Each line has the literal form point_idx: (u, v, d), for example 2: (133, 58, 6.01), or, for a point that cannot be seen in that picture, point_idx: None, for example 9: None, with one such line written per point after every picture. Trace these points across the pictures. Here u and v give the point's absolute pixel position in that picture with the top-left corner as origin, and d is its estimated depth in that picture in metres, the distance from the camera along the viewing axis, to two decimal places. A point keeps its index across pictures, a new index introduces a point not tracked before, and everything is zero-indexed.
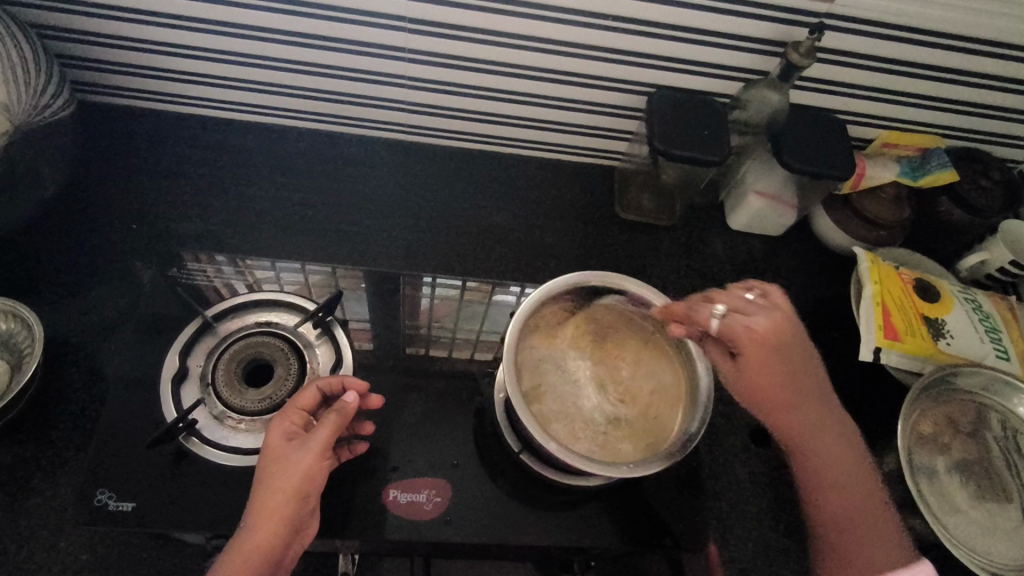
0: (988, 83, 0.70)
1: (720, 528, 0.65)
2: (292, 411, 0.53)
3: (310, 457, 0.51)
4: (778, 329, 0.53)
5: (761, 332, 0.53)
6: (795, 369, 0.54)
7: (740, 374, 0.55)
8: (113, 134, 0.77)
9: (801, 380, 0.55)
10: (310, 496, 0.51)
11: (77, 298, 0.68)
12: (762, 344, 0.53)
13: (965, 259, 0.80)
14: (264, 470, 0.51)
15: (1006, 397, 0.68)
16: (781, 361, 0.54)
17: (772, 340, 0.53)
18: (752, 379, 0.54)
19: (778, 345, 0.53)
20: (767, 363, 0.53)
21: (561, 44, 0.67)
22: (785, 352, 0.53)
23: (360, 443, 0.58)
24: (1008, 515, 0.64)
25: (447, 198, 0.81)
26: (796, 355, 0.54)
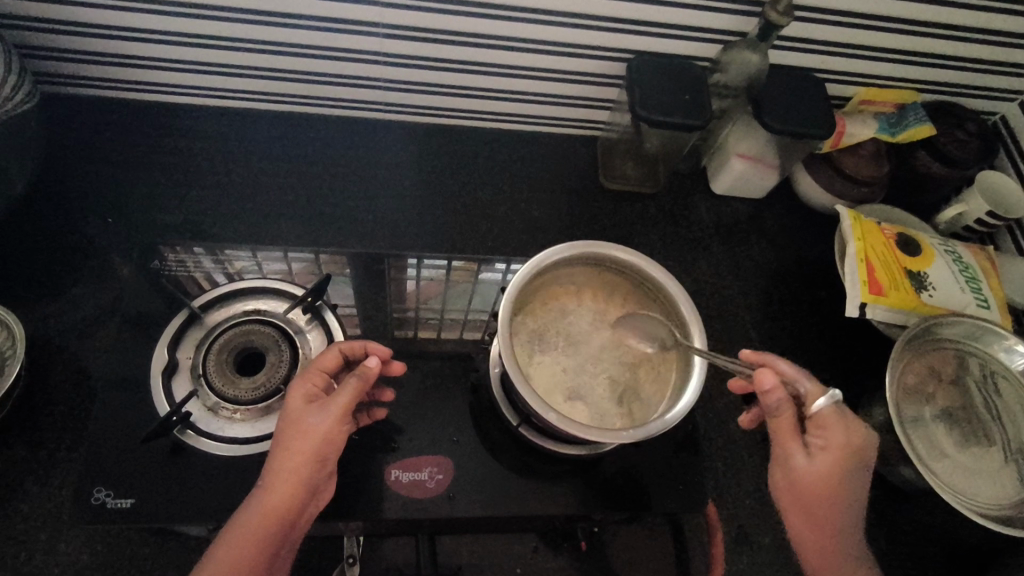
0: (962, 35, 0.71)
1: (718, 487, 0.67)
2: (314, 373, 0.53)
3: (330, 420, 0.50)
4: (852, 455, 0.51)
5: (835, 452, 0.51)
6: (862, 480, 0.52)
7: (811, 470, 0.51)
8: (81, 125, 0.74)
9: (850, 516, 0.53)
10: (327, 460, 0.51)
11: (55, 296, 0.66)
12: (839, 462, 0.51)
13: (944, 212, 0.81)
14: (282, 432, 0.51)
15: (988, 343, 0.70)
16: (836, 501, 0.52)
17: (850, 466, 0.51)
18: (807, 484, 0.52)
19: (838, 473, 0.51)
20: (828, 501, 0.52)
21: (537, 12, 0.66)
22: (844, 478, 0.51)
23: (379, 410, 0.59)
24: (992, 457, 0.66)
25: (429, 176, 0.80)
26: (859, 476, 0.52)
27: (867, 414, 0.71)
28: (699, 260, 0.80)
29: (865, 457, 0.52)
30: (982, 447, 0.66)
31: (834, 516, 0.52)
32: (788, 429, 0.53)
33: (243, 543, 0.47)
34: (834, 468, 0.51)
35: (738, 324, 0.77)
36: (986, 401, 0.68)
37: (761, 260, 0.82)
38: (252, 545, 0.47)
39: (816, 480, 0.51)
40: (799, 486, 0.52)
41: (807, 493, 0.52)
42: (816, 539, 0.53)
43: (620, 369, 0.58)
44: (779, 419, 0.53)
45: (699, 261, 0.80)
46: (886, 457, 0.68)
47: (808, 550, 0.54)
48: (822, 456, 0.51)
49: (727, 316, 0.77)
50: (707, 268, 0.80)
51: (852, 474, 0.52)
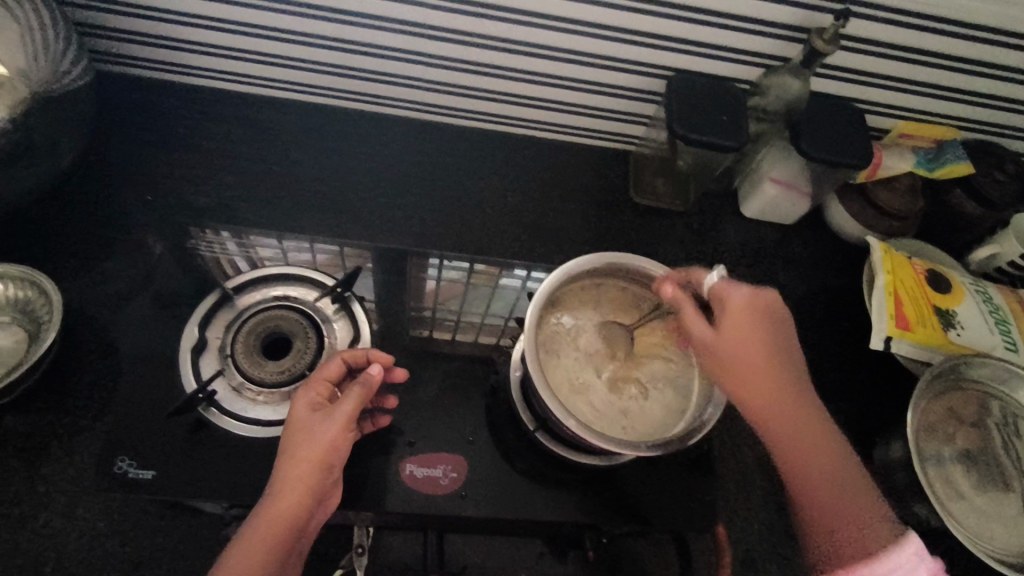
0: (1008, 76, 0.70)
1: (729, 509, 0.66)
2: (318, 383, 0.54)
3: (336, 427, 0.52)
4: (760, 303, 0.53)
5: (744, 302, 0.53)
6: (784, 328, 0.54)
7: (726, 323, 0.53)
8: (129, 103, 0.76)
9: (785, 364, 0.53)
10: (333, 467, 0.52)
11: (92, 268, 0.68)
12: (748, 309, 0.53)
13: (976, 253, 0.81)
14: (289, 441, 0.52)
15: (1013, 387, 0.69)
16: (759, 339, 0.52)
17: (761, 311, 0.53)
18: (737, 338, 0.52)
19: (747, 319, 0.53)
20: (746, 351, 0.52)
21: (584, 25, 0.67)
22: (762, 327, 0.53)
23: (383, 417, 0.59)
24: (1011, 502, 0.65)
25: (462, 178, 0.80)
26: (775, 324, 0.53)
27: (885, 449, 0.70)
28: None
29: (772, 308, 0.54)
30: (1001, 491, 0.65)
31: (759, 358, 0.52)
32: (692, 311, 0.55)
33: (252, 550, 0.47)
34: (741, 314, 0.53)
35: None
36: (1008, 446, 0.67)
37: (787, 286, 0.81)
38: (261, 553, 0.47)
39: (738, 333, 0.52)
40: (726, 351, 0.52)
41: (735, 353, 0.52)
42: (760, 402, 0.51)
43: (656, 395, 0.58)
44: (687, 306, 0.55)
45: None
46: (902, 494, 0.67)
47: (749, 409, 0.52)
48: (733, 307, 0.53)
49: None
50: None
51: (760, 314, 0.53)
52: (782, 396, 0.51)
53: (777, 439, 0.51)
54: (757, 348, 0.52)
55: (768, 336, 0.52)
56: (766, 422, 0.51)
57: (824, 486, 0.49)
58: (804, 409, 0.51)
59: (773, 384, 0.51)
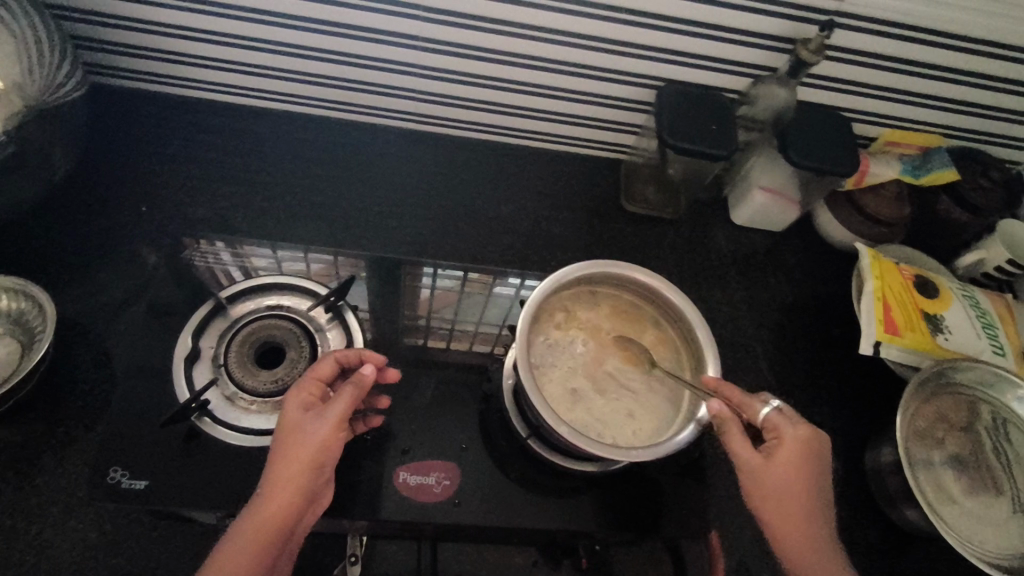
0: (991, 84, 0.72)
1: (723, 516, 0.66)
2: (310, 382, 0.54)
3: (327, 427, 0.51)
4: (815, 440, 0.53)
5: (798, 440, 0.52)
6: (826, 466, 0.53)
7: (781, 462, 0.51)
8: (123, 115, 0.77)
9: (821, 506, 0.52)
10: (325, 467, 0.52)
11: (85, 279, 0.68)
12: (802, 449, 0.52)
13: (964, 258, 0.82)
14: (280, 440, 0.51)
15: (1001, 392, 0.70)
16: (808, 484, 0.52)
17: (812, 451, 0.52)
18: (784, 470, 0.51)
19: (802, 459, 0.52)
20: (800, 486, 0.51)
21: (576, 37, 0.68)
22: (809, 464, 0.52)
23: (376, 417, 0.60)
24: (1001, 505, 0.65)
25: (456, 187, 0.81)
26: (824, 466, 0.53)
27: (876, 453, 0.70)
28: (715, 287, 0.81)
29: (823, 447, 0.53)
30: (990, 495, 0.66)
31: (809, 498, 0.51)
32: (742, 441, 0.52)
33: (240, 551, 0.47)
34: (799, 457, 0.52)
35: (752, 355, 0.77)
36: (996, 450, 0.68)
37: (777, 293, 0.82)
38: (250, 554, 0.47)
39: (790, 465, 0.51)
40: (773, 479, 0.51)
41: (779, 483, 0.51)
42: (800, 544, 0.51)
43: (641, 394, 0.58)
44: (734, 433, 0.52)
45: (715, 289, 0.81)
46: (893, 498, 0.68)
47: (788, 541, 0.51)
48: (786, 444, 0.52)
49: (741, 345, 0.77)
50: (723, 295, 0.81)
51: (816, 458, 0.52)
52: (824, 536, 0.51)
53: (806, 571, 0.51)
54: (804, 490, 0.51)
55: (815, 479, 0.52)
56: (794, 547, 0.51)
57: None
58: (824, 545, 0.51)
59: (806, 527, 0.51)
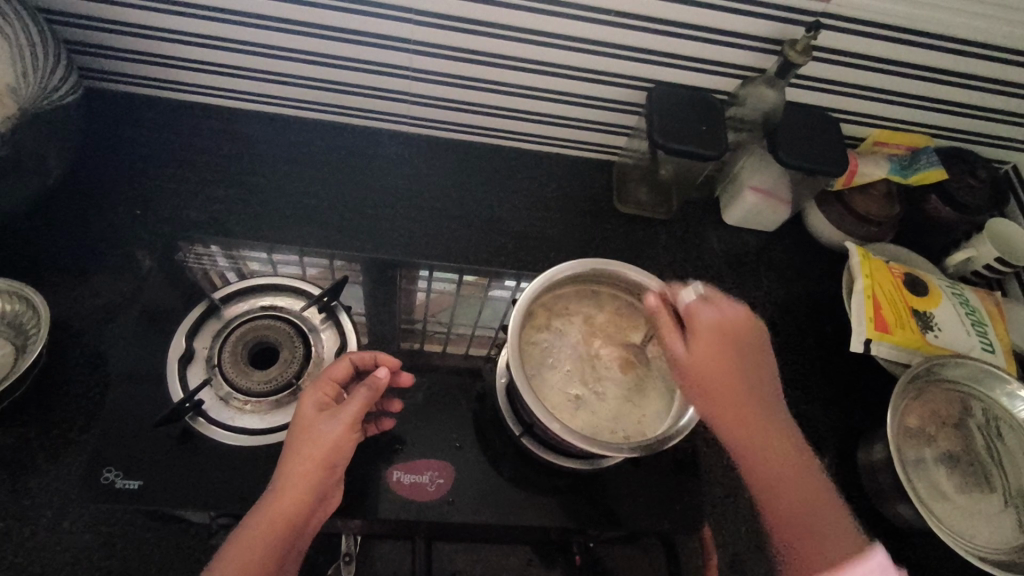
0: (976, 84, 0.73)
1: (716, 513, 0.67)
2: (325, 383, 0.55)
3: (341, 428, 0.52)
4: (729, 324, 0.57)
5: (715, 321, 0.56)
6: (752, 350, 0.57)
7: (703, 345, 0.55)
8: (118, 119, 0.77)
9: (751, 386, 0.55)
10: (337, 467, 0.53)
11: (79, 282, 0.68)
12: (722, 335, 0.55)
13: (952, 257, 0.82)
14: (294, 439, 0.52)
15: (991, 387, 0.70)
16: (733, 363, 0.55)
17: (733, 334, 0.56)
18: (708, 354, 0.55)
19: (723, 345, 0.55)
20: (726, 364, 0.55)
21: (566, 39, 0.69)
22: (728, 347, 0.56)
23: (388, 421, 0.60)
24: (991, 501, 0.66)
25: (449, 189, 0.82)
26: (746, 347, 0.57)
27: (867, 450, 0.71)
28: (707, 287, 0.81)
29: (741, 327, 0.57)
30: (981, 491, 0.66)
31: (739, 378, 0.55)
32: (669, 327, 0.58)
33: (252, 548, 0.47)
34: (721, 340, 0.56)
35: None
36: (987, 445, 0.69)
37: (769, 292, 0.83)
38: (262, 551, 0.47)
39: (713, 354, 0.55)
40: (698, 365, 0.55)
41: (707, 368, 0.55)
42: (740, 421, 0.54)
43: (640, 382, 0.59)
44: (662, 321, 0.58)
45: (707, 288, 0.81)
46: (884, 494, 0.68)
47: (732, 425, 0.54)
48: (706, 328, 0.56)
49: None
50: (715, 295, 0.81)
51: (738, 338, 0.56)
52: (762, 416, 0.55)
53: (752, 449, 0.54)
54: (734, 369, 0.55)
55: (740, 358, 0.56)
56: (738, 429, 0.54)
57: (796, 503, 0.53)
58: (771, 426, 0.55)
59: (740, 403, 0.55)
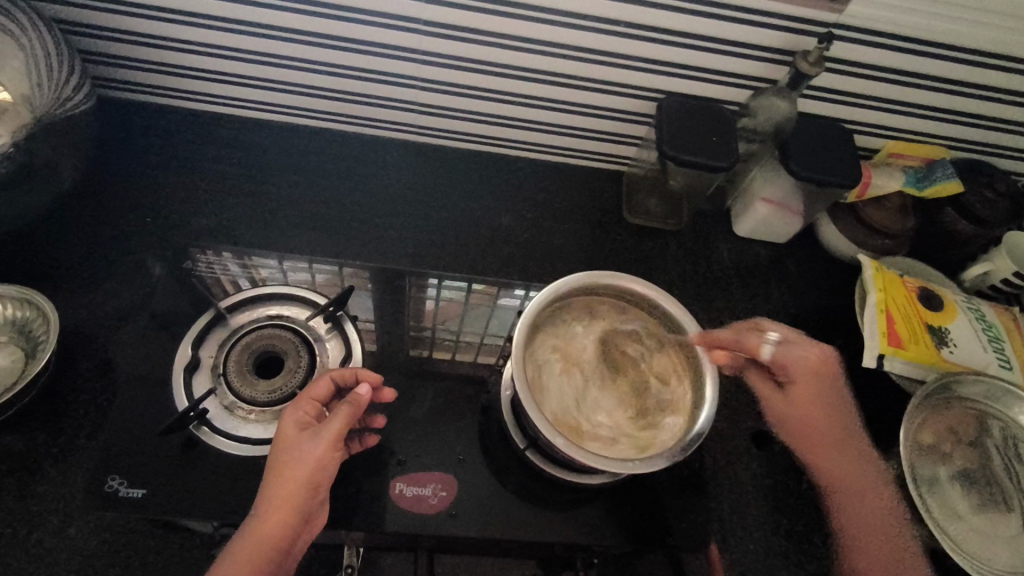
0: (993, 95, 0.71)
1: (724, 531, 0.65)
2: (306, 402, 0.54)
3: (322, 446, 0.51)
4: (824, 360, 0.61)
5: (805, 364, 0.60)
6: (830, 393, 0.61)
7: (800, 399, 0.62)
8: (131, 128, 0.78)
9: (845, 414, 0.63)
10: (321, 487, 0.52)
11: (88, 289, 0.68)
12: (810, 375, 0.60)
13: (970, 270, 0.81)
14: (276, 459, 0.51)
15: (1008, 405, 0.69)
16: (827, 391, 0.61)
17: (821, 374, 0.61)
18: (801, 400, 0.62)
19: (813, 384, 0.60)
20: (816, 387, 0.60)
21: (575, 49, 0.69)
22: (827, 385, 0.61)
23: (371, 437, 0.60)
24: (1009, 522, 0.64)
25: (457, 198, 0.82)
26: (837, 379, 0.62)
27: None
28: (717, 300, 0.80)
29: (828, 367, 0.61)
30: (997, 512, 0.64)
31: (829, 416, 0.62)
32: (767, 386, 0.64)
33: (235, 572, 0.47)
34: (809, 390, 0.61)
35: None
36: (1004, 464, 0.67)
37: (780, 304, 0.82)
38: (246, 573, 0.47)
39: (804, 398, 0.61)
40: (789, 408, 0.63)
41: (810, 418, 0.62)
42: (808, 425, 0.62)
43: (641, 385, 0.59)
44: (754, 377, 0.64)
45: (717, 301, 0.80)
46: None
47: (818, 462, 0.62)
48: (797, 368, 0.60)
49: None
50: (724, 308, 0.80)
51: (829, 378, 0.61)
52: (857, 454, 0.62)
53: (842, 487, 0.62)
54: (829, 394, 0.61)
55: (829, 399, 0.61)
56: (822, 468, 0.63)
57: (817, 436, 0.62)
58: (858, 466, 0.62)
59: (839, 451, 0.62)
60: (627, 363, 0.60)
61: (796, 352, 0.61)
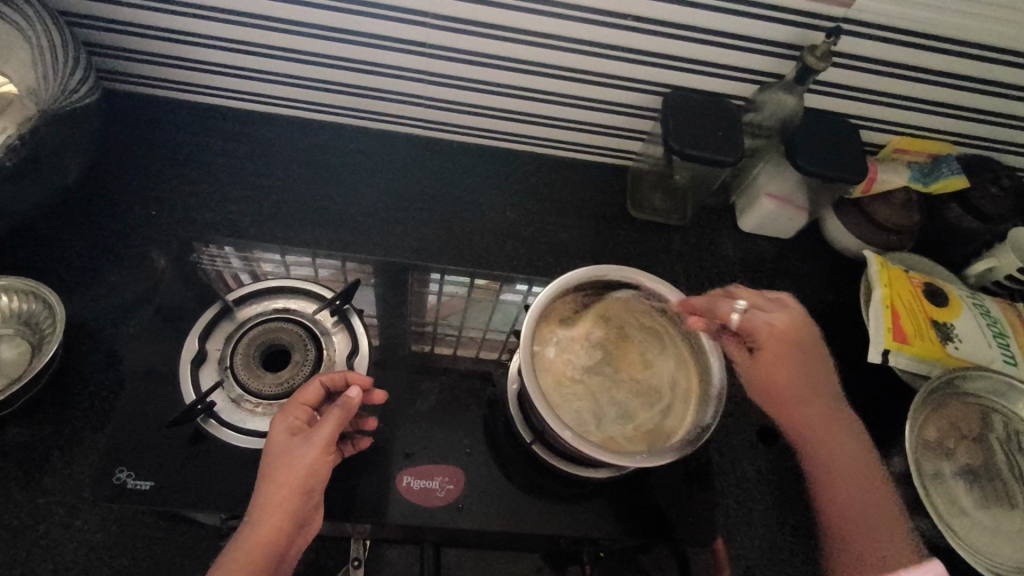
0: (1000, 91, 0.71)
1: (729, 525, 0.66)
2: (296, 406, 0.54)
3: (313, 451, 0.51)
4: (794, 327, 0.61)
5: (781, 326, 0.61)
6: (811, 360, 0.62)
7: (758, 359, 0.62)
8: (135, 121, 0.78)
9: (804, 379, 0.62)
10: (314, 491, 0.52)
11: (93, 282, 0.68)
12: (774, 339, 0.60)
13: (974, 266, 0.81)
14: (268, 465, 0.51)
15: (1012, 400, 0.69)
16: (791, 361, 0.61)
17: (783, 338, 0.60)
18: (767, 361, 0.61)
19: (779, 342, 0.61)
20: (780, 352, 0.60)
21: (582, 44, 0.69)
22: (801, 352, 0.61)
23: (364, 440, 0.59)
24: (1013, 518, 0.64)
25: (462, 193, 0.82)
26: (806, 347, 0.61)
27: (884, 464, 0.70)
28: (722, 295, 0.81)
29: (796, 330, 0.61)
30: (1001, 507, 0.65)
31: (800, 382, 0.61)
32: (738, 351, 0.62)
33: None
34: (772, 348, 0.60)
35: None
36: (1008, 459, 0.67)
37: None
38: None
39: (767, 360, 0.61)
40: (754, 369, 0.62)
41: (767, 377, 0.62)
42: (777, 385, 0.62)
43: (649, 379, 0.60)
44: (728, 346, 0.62)
45: None
46: None
47: (790, 425, 0.62)
48: (762, 331, 0.60)
49: None
50: None
51: (802, 340, 0.61)
52: (846, 436, 0.61)
53: (833, 460, 0.60)
54: (786, 354, 0.61)
55: (794, 365, 0.61)
56: (794, 430, 0.63)
57: (783, 400, 0.62)
58: (839, 434, 0.61)
59: (812, 413, 0.62)
60: (635, 358, 0.61)
61: (761, 318, 0.61)
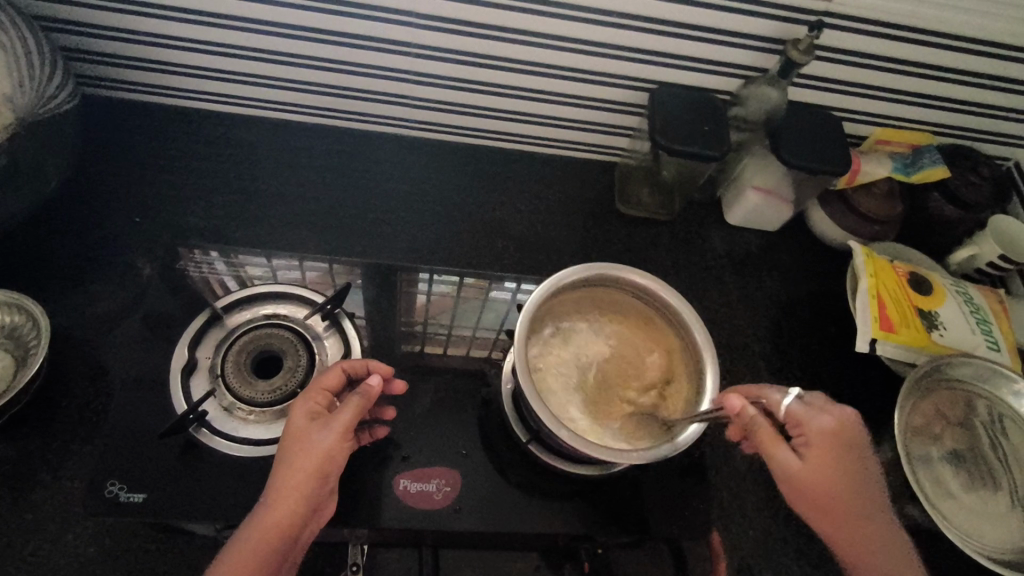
0: (979, 81, 0.72)
1: (724, 517, 0.66)
2: (317, 391, 0.54)
3: (332, 437, 0.50)
4: (848, 431, 0.51)
5: (831, 431, 0.50)
6: (863, 467, 0.50)
7: (810, 463, 0.49)
8: (115, 126, 0.77)
9: (859, 490, 0.50)
10: (330, 477, 0.51)
11: (77, 292, 0.67)
12: (830, 443, 0.50)
13: (955, 254, 0.82)
14: (286, 448, 0.51)
15: (998, 386, 0.70)
16: (847, 469, 0.50)
17: (838, 442, 0.50)
18: (817, 468, 0.49)
19: (834, 449, 0.50)
20: (833, 457, 0.49)
21: (568, 41, 0.69)
22: (853, 456, 0.50)
23: (382, 429, 0.60)
24: (999, 500, 0.65)
25: (450, 192, 0.81)
26: (862, 453, 0.51)
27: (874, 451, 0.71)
28: (711, 289, 0.81)
29: (855, 434, 0.50)
30: (988, 490, 0.66)
31: (856, 495, 0.49)
32: (770, 440, 0.51)
33: (244, 560, 0.46)
34: (826, 456, 0.50)
35: (749, 354, 0.77)
36: (994, 444, 0.68)
37: (773, 292, 0.82)
38: (254, 559, 0.47)
39: (820, 463, 0.49)
40: (804, 475, 0.49)
41: (818, 488, 0.49)
42: (829, 498, 0.49)
43: (640, 377, 0.60)
44: (757, 432, 0.52)
45: (711, 290, 0.81)
46: (894, 495, 0.68)
47: (842, 545, 0.50)
48: (813, 434, 0.50)
49: (738, 346, 0.78)
50: (718, 297, 0.81)
51: (856, 446, 0.50)
52: (896, 554, 0.50)
53: None
54: (842, 465, 0.50)
55: (846, 476, 0.50)
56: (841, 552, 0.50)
57: (841, 515, 0.49)
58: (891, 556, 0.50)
59: (865, 534, 0.50)
60: (626, 356, 0.61)
61: (814, 417, 0.51)
